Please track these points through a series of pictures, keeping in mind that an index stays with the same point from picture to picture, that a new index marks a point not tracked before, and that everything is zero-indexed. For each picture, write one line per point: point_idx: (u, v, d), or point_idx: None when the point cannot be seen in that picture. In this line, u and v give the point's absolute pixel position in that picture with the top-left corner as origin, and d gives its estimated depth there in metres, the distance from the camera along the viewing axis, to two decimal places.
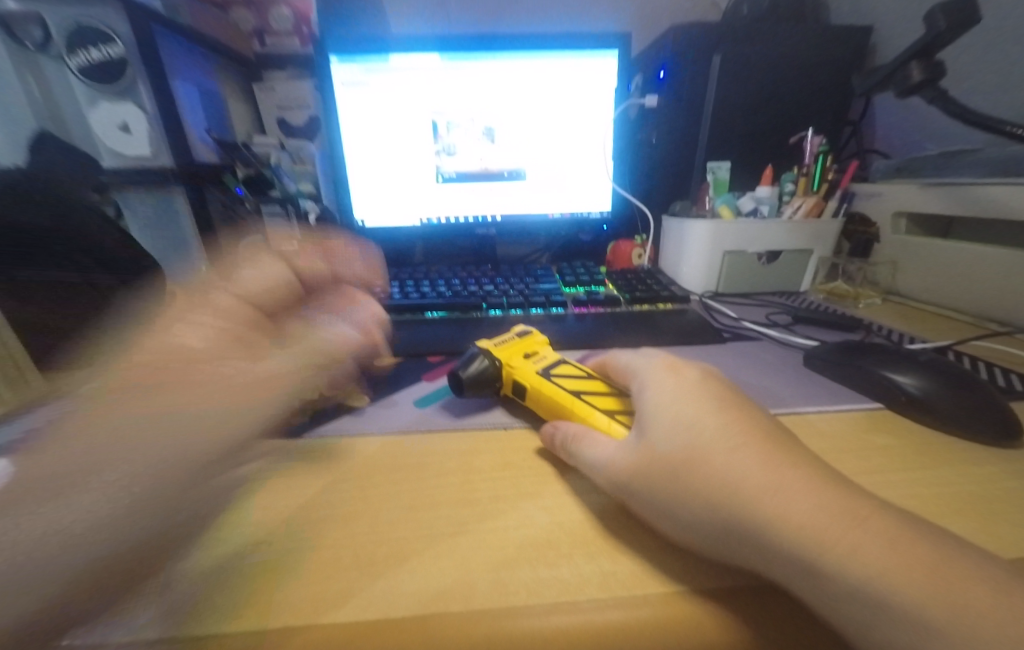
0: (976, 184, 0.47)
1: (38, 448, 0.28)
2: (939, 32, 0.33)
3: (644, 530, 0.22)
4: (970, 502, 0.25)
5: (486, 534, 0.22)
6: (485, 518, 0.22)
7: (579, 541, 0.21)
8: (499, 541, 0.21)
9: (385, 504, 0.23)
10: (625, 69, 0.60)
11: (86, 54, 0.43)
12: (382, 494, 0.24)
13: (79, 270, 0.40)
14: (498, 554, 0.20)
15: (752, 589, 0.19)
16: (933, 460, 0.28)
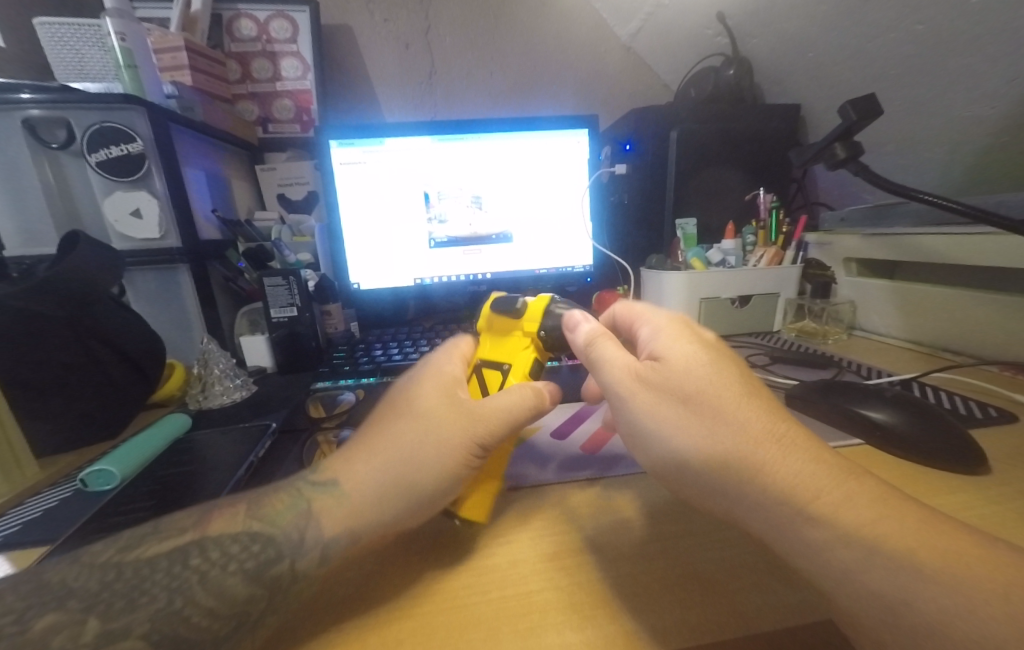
0: (908, 234, 0.54)
1: (41, 540, 0.28)
2: (851, 122, 0.41)
3: (661, 580, 0.23)
4: None
5: (512, 601, 0.22)
6: (507, 584, 0.24)
7: (600, 600, 0.22)
8: (524, 608, 0.22)
9: (411, 577, 0.24)
10: (596, 143, 0.68)
11: (106, 150, 0.47)
12: (406, 564, 0.25)
13: (89, 353, 0.39)
14: (524, 621, 0.21)
15: (771, 633, 0.21)
16: (912, 492, 0.31)
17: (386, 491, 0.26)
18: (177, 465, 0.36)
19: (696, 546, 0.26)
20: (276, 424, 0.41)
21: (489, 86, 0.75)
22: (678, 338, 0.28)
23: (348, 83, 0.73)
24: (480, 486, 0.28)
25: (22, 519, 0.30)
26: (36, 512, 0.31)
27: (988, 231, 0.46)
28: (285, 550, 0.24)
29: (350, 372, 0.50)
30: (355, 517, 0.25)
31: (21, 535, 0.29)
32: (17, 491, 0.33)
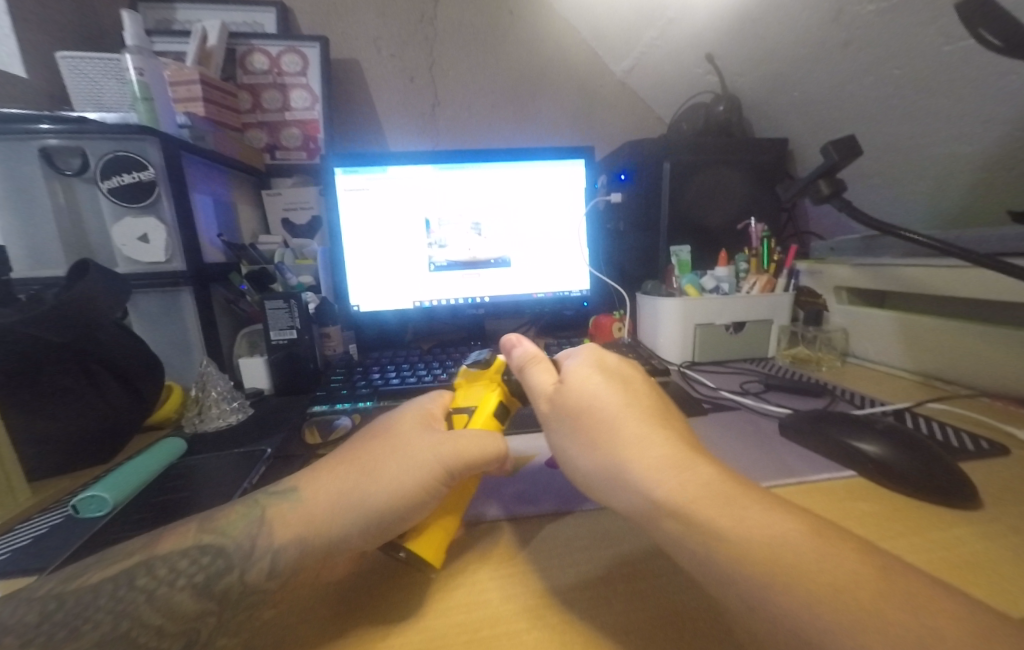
0: (896, 266, 0.55)
1: (29, 569, 0.28)
2: (834, 161, 0.42)
3: (651, 619, 0.23)
4: (941, 568, 0.27)
5: (503, 638, 0.22)
6: (499, 622, 0.23)
7: (590, 638, 0.22)
8: (515, 645, 0.22)
9: (400, 611, 0.24)
10: (593, 173, 0.70)
11: (118, 178, 0.49)
12: (396, 599, 0.25)
13: (88, 377, 0.40)
14: None
15: None
16: (904, 527, 0.31)
17: (337, 504, 0.26)
18: (170, 491, 0.36)
19: (688, 582, 0.26)
20: (271, 450, 0.41)
21: (489, 117, 0.78)
22: (593, 365, 0.31)
23: (353, 113, 0.75)
24: (443, 524, 0.27)
25: (11, 546, 0.30)
26: (26, 539, 0.31)
27: (970, 266, 0.47)
28: (235, 561, 0.24)
29: (346, 396, 0.51)
30: (308, 526, 0.25)
31: (10, 562, 0.29)
32: (8, 518, 0.33)
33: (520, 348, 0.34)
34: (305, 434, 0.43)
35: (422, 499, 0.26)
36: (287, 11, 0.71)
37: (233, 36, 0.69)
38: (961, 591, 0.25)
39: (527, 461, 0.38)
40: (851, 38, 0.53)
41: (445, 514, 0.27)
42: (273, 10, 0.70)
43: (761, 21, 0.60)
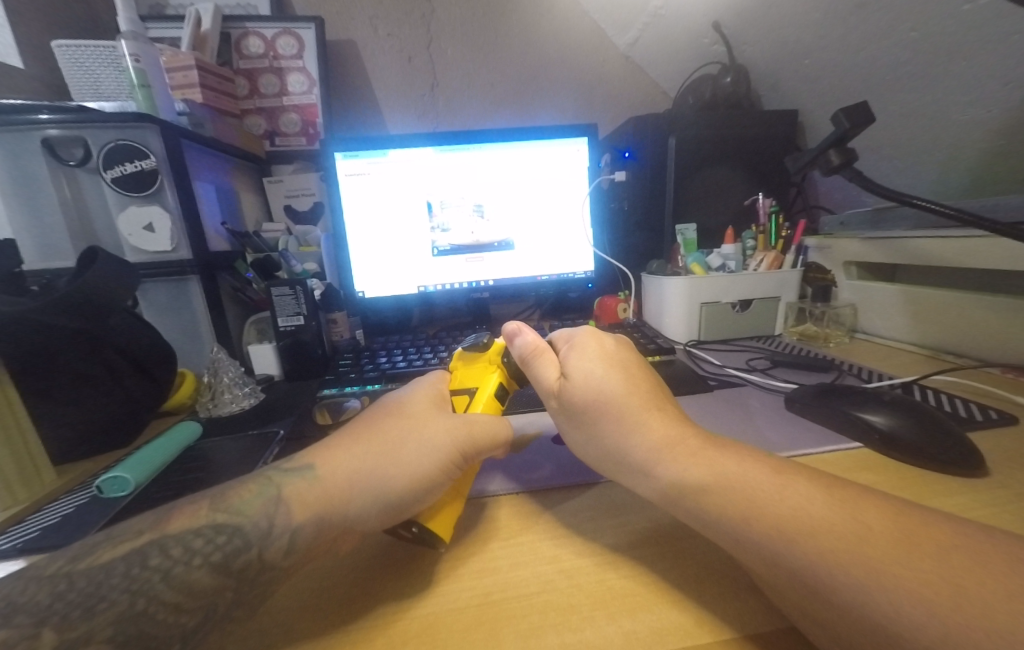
0: (906, 238, 0.54)
1: (59, 547, 0.29)
2: (844, 130, 0.41)
3: (659, 585, 0.24)
4: None
5: (515, 603, 0.23)
6: (510, 588, 0.24)
7: (600, 602, 0.23)
8: (527, 610, 0.23)
9: (414, 581, 0.25)
10: (596, 151, 0.69)
11: (121, 167, 0.49)
12: (409, 570, 0.26)
13: (104, 363, 0.41)
14: (527, 622, 0.22)
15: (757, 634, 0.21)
16: (911, 495, 0.31)
17: (355, 486, 0.26)
18: (188, 472, 0.37)
19: (695, 548, 0.26)
20: (284, 432, 0.42)
21: (490, 96, 0.77)
22: (597, 354, 0.31)
23: (352, 96, 0.74)
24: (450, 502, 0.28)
25: (41, 525, 0.32)
26: (54, 519, 0.32)
27: (989, 234, 0.46)
28: (253, 539, 0.24)
29: (355, 380, 0.51)
30: (326, 506, 0.26)
31: (39, 541, 0.30)
32: (37, 499, 0.34)
33: (521, 338, 0.34)
34: (316, 416, 0.43)
35: (437, 481, 0.27)
36: None
37: (227, 19, 0.68)
38: None
39: (534, 438, 0.38)
40: (864, 2, 0.51)
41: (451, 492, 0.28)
42: None
43: None
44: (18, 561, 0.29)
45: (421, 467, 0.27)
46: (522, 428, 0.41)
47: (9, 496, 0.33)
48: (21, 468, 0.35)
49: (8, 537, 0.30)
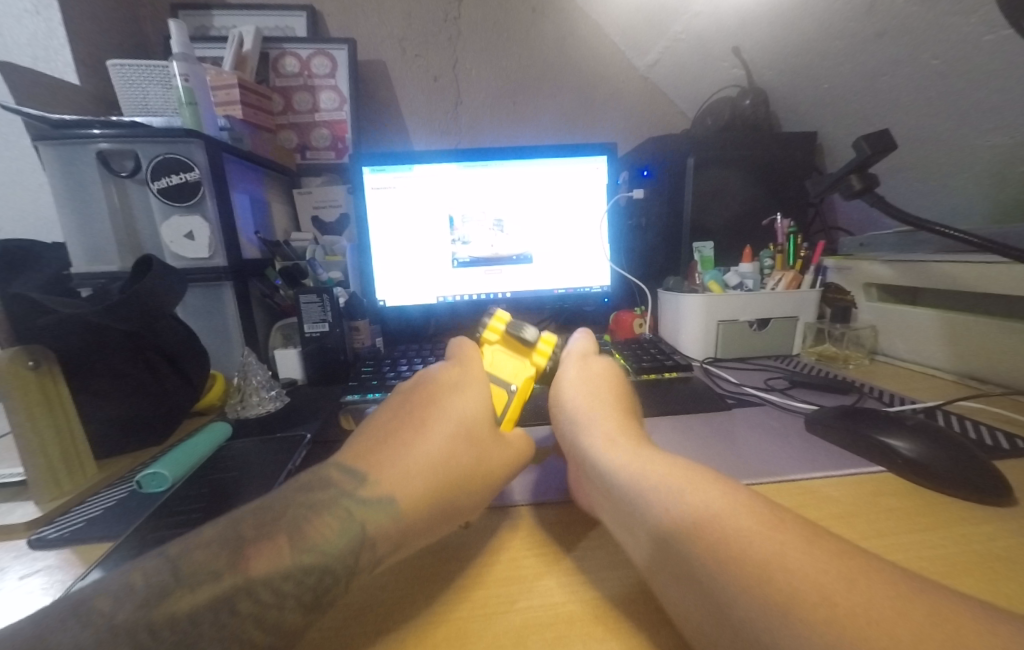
0: (929, 262, 0.54)
1: (101, 539, 0.31)
2: (865, 155, 0.42)
3: None
4: (973, 561, 0.27)
5: (539, 611, 0.24)
6: (533, 596, 0.25)
7: (623, 614, 0.23)
8: (551, 619, 0.23)
9: (438, 586, 0.26)
10: (614, 169, 0.70)
11: (167, 178, 0.52)
12: (433, 575, 0.26)
13: (147, 364, 0.43)
14: (551, 631, 0.22)
15: None
16: (934, 522, 0.31)
17: (433, 486, 0.27)
18: (220, 471, 0.38)
19: None
20: (310, 435, 0.43)
21: (511, 114, 0.79)
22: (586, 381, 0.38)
23: (379, 114, 0.77)
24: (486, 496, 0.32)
25: (85, 516, 0.33)
26: (96, 510, 0.34)
27: (1008, 261, 0.46)
28: (343, 571, 0.23)
29: (376, 387, 0.53)
30: (404, 522, 0.26)
31: (84, 532, 0.32)
32: (80, 491, 0.36)
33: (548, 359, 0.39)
34: (341, 422, 0.45)
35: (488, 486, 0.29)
36: (316, 14, 0.74)
37: (266, 40, 0.72)
38: (993, 584, 0.25)
39: (553, 453, 0.40)
40: (886, 30, 0.52)
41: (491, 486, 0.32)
42: (303, 14, 0.73)
43: (790, 12, 0.59)
44: (64, 550, 0.30)
45: (486, 466, 0.30)
46: (541, 441, 0.42)
47: (56, 486, 0.36)
48: (67, 460, 0.37)
49: (55, 526, 0.32)
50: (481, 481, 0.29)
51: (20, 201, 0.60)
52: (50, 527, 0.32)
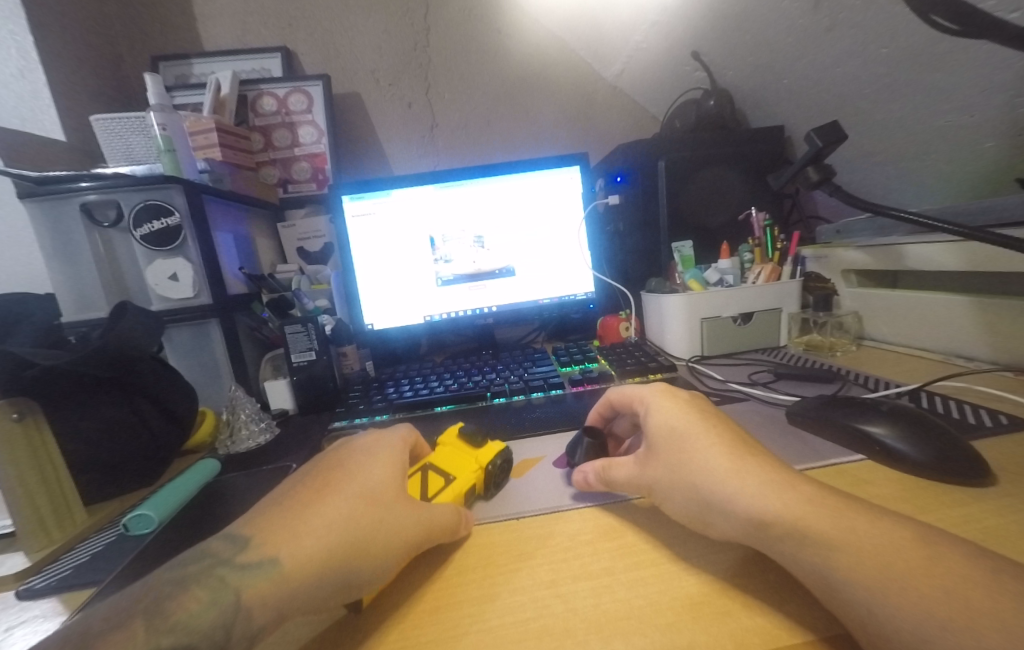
0: (901, 245, 0.54)
1: (90, 584, 0.33)
2: (818, 148, 0.42)
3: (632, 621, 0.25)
4: None
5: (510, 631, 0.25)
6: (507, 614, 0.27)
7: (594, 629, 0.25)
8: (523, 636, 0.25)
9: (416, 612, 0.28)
10: (588, 177, 0.71)
11: (149, 225, 0.53)
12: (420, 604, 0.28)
13: (132, 406, 0.46)
14: None
15: None
16: (905, 510, 0.31)
17: (332, 550, 0.27)
18: (208, 510, 0.40)
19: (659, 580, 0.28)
20: (296, 466, 0.45)
21: (485, 133, 0.80)
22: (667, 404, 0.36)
23: (357, 142, 0.79)
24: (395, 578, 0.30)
25: (73, 564, 0.35)
26: (84, 558, 0.36)
27: (959, 238, 0.48)
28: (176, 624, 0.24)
29: (364, 411, 0.54)
30: (285, 584, 0.25)
31: (72, 579, 0.33)
32: (69, 538, 0.38)
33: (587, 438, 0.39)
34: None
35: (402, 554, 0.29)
36: (290, 54, 0.76)
37: (243, 83, 0.74)
38: None
39: (535, 465, 0.42)
40: (834, 23, 0.53)
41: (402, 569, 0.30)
42: (278, 55, 0.75)
43: (743, 14, 0.60)
44: (54, 598, 0.32)
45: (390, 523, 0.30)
46: (524, 454, 0.45)
47: (46, 534, 0.37)
48: (56, 507, 0.38)
49: (42, 576, 0.33)
50: (379, 539, 0.29)
51: (13, 259, 0.62)
52: (39, 577, 0.34)
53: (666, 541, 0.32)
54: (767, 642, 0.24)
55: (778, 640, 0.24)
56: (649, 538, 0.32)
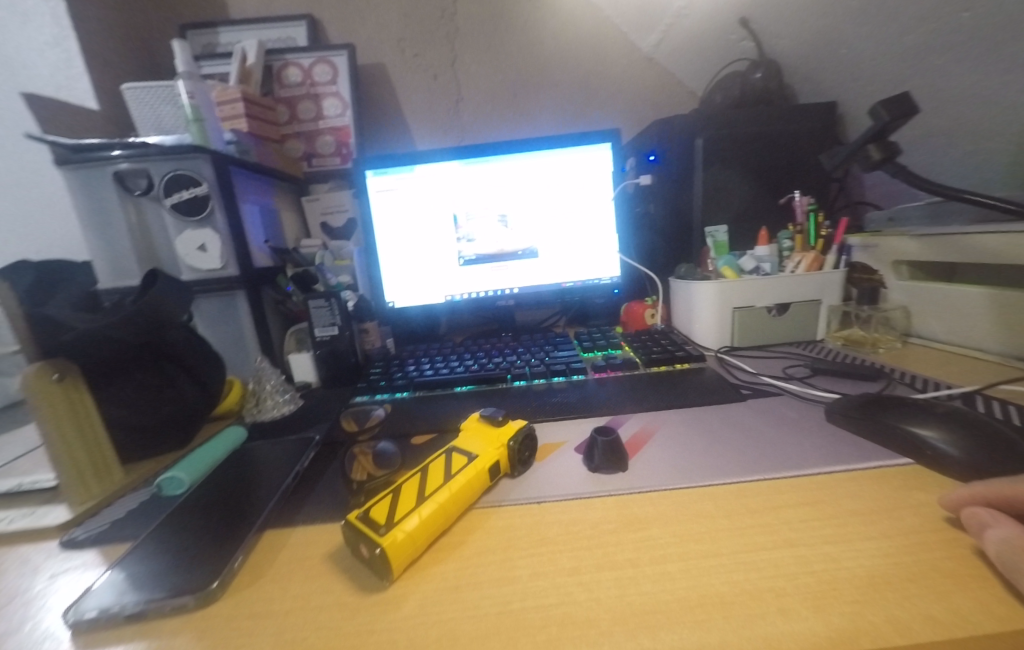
0: (963, 236, 0.50)
1: (125, 539, 0.35)
2: (884, 123, 0.39)
3: (654, 613, 0.25)
4: (981, 564, 0.26)
5: (531, 613, 0.25)
6: (527, 596, 0.26)
7: (616, 617, 0.25)
8: (543, 621, 0.25)
9: (437, 586, 0.28)
10: (620, 155, 0.68)
11: (179, 193, 0.54)
12: (440, 580, 0.28)
13: (164, 373, 0.47)
14: (543, 634, 0.24)
15: None
16: (951, 520, 0.29)
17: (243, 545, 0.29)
18: (235, 475, 0.41)
19: (682, 573, 0.27)
20: (319, 437, 0.46)
21: (512, 108, 0.78)
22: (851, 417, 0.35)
23: (382, 115, 0.78)
24: (416, 535, 0.29)
25: (110, 519, 0.37)
26: (121, 514, 0.38)
27: None
28: None
29: (384, 388, 0.55)
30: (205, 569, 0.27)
31: (109, 535, 0.35)
32: (107, 494, 0.40)
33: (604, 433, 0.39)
34: (352, 471, 0.37)
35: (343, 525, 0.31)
36: (316, 23, 0.75)
37: (269, 52, 0.73)
38: (991, 584, 0.25)
39: (555, 450, 0.41)
40: None
41: (423, 525, 0.30)
42: (303, 23, 0.74)
43: None
44: (93, 551, 0.34)
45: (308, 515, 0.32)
46: (544, 437, 0.44)
47: (86, 490, 0.39)
48: (95, 466, 0.40)
49: (83, 528, 0.36)
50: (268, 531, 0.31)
51: (48, 226, 0.64)
52: (79, 530, 0.36)
53: (695, 535, 0.30)
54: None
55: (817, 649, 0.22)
56: (673, 530, 0.31)
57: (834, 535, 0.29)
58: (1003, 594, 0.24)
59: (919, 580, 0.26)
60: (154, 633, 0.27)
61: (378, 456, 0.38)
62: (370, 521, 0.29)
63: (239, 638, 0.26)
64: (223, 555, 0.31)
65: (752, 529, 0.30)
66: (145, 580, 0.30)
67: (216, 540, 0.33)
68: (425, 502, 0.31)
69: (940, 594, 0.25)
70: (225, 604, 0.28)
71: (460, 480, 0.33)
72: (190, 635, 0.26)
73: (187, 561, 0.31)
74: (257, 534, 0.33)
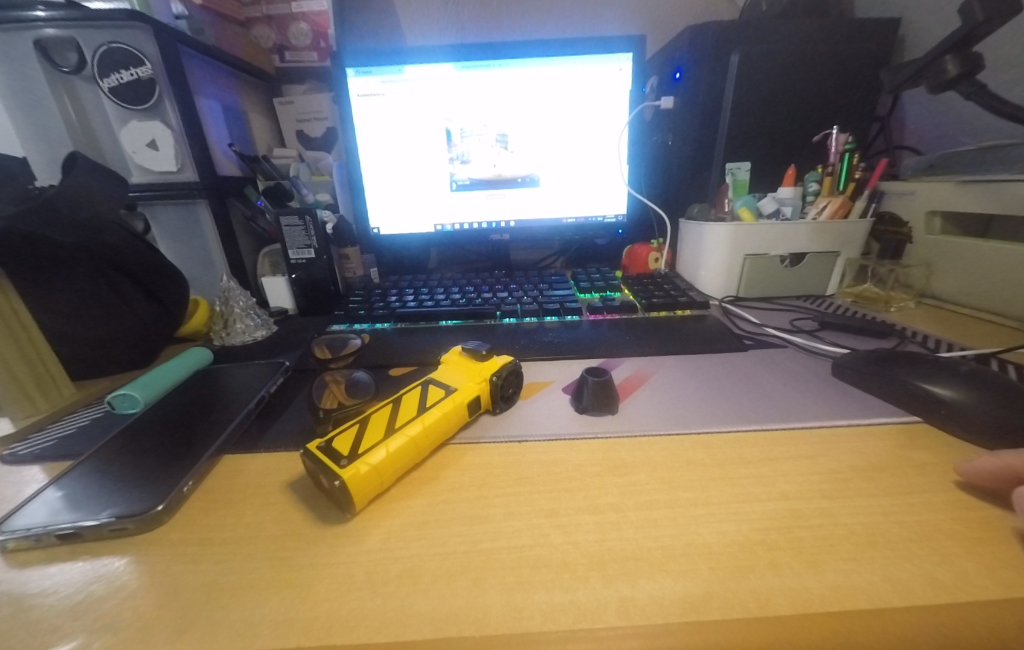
0: (1012, 181, 0.45)
1: (70, 457, 0.31)
2: (974, 23, 0.35)
3: (641, 563, 0.22)
4: (998, 527, 0.24)
5: (503, 554, 0.23)
6: (500, 537, 0.24)
7: (596, 564, 0.22)
8: (516, 562, 0.22)
9: (404, 522, 0.25)
10: (640, 71, 0.59)
11: (117, 75, 0.45)
12: (407, 515, 0.25)
13: (110, 284, 0.41)
14: (513, 576, 0.22)
15: (745, 620, 0.19)
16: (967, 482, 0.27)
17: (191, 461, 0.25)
18: (196, 396, 0.37)
19: (673, 521, 0.25)
20: (290, 364, 0.42)
21: (523, 7, 0.67)
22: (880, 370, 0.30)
23: (371, 4, 0.67)
24: (382, 469, 0.26)
25: (58, 434, 0.33)
26: (71, 429, 0.34)
27: None
28: None
29: (364, 317, 0.50)
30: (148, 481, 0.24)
31: (55, 450, 0.31)
32: (56, 410, 0.36)
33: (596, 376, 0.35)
34: (320, 399, 0.34)
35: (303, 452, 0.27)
36: None
37: None
38: (1007, 548, 0.23)
39: (542, 388, 0.38)
40: None
41: (390, 459, 0.26)
42: None
43: None
44: (36, 466, 0.30)
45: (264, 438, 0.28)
46: (531, 376, 0.40)
47: (30, 403, 0.35)
48: (38, 377, 0.36)
49: (26, 444, 0.32)
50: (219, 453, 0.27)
51: None
52: (22, 444, 0.32)
53: (687, 483, 0.27)
54: (799, 609, 0.20)
55: (812, 607, 0.20)
56: (665, 478, 0.28)
57: (842, 490, 0.27)
58: (1018, 558, 0.22)
59: (929, 540, 0.23)
60: (87, 553, 0.24)
61: (351, 386, 0.35)
62: (332, 451, 0.26)
63: (179, 565, 0.23)
64: (176, 476, 0.28)
65: (751, 480, 0.28)
66: (87, 499, 0.26)
67: (170, 462, 0.30)
68: (394, 435, 0.27)
69: (947, 556, 0.22)
70: (172, 527, 0.25)
71: (436, 413, 0.30)
72: (125, 559, 0.23)
73: (135, 482, 0.28)
74: (214, 458, 0.30)
